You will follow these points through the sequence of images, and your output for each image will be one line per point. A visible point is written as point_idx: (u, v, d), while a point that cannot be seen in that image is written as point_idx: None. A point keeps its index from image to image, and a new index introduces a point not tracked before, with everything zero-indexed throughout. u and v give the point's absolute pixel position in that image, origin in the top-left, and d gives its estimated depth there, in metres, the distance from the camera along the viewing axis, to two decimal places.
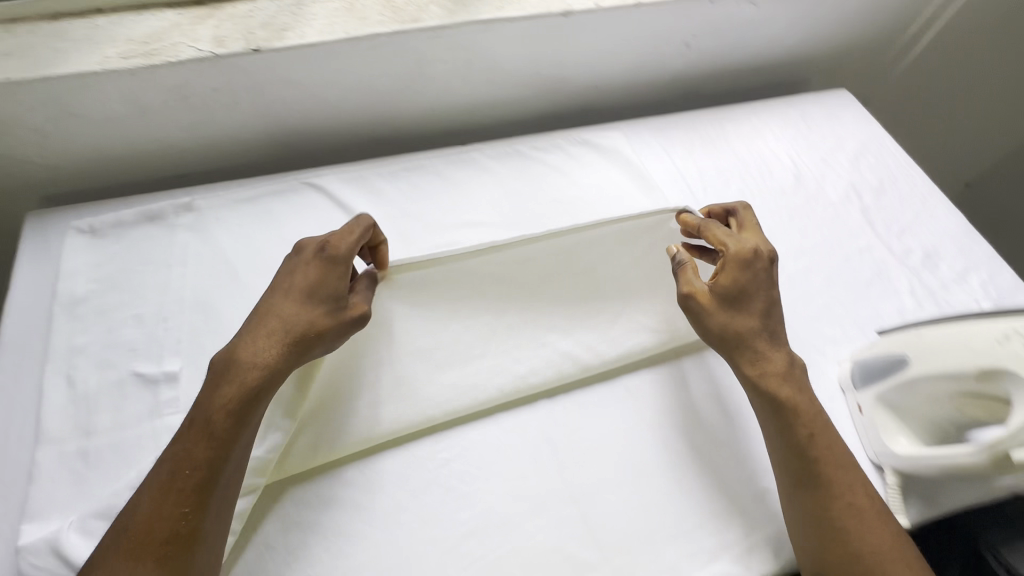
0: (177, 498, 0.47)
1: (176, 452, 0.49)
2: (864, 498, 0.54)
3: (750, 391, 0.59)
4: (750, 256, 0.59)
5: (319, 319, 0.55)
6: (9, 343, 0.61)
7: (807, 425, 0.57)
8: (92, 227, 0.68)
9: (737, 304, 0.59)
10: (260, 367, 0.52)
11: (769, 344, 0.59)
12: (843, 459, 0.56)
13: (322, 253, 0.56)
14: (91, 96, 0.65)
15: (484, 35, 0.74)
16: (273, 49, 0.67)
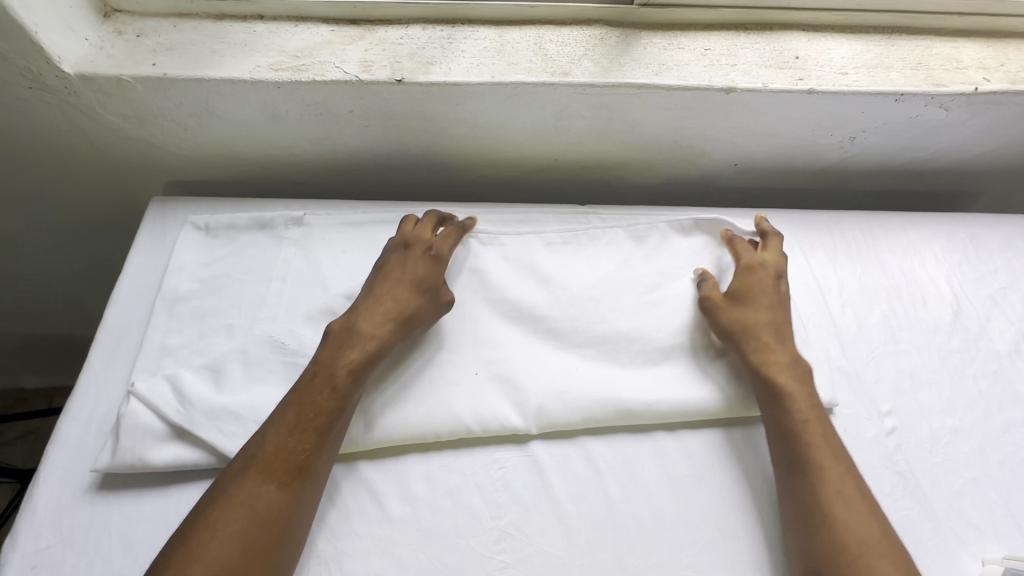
0: (302, 436, 0.51)
1: (301, 399, 0.53)
2: (854, 490, 0.54)
3: (755, 380, 0.61)
4: (761, 269, 0.68)
5: (426, 303, 0.62)
6: (109, 328, 0.62)
7: (804, 414, 0.58)
8: (208, 225, 0.69)
9: (745, 303, 0.66)
10: (378, 339, 0.59)
11: (777, 341, 0.63)
12: (836, 449, 0.56)
13: (430, 251, 0.65)
14: (235, 101, 0.65)
15: (633, 99, 0.69)
16: (416, 83, 0.64)
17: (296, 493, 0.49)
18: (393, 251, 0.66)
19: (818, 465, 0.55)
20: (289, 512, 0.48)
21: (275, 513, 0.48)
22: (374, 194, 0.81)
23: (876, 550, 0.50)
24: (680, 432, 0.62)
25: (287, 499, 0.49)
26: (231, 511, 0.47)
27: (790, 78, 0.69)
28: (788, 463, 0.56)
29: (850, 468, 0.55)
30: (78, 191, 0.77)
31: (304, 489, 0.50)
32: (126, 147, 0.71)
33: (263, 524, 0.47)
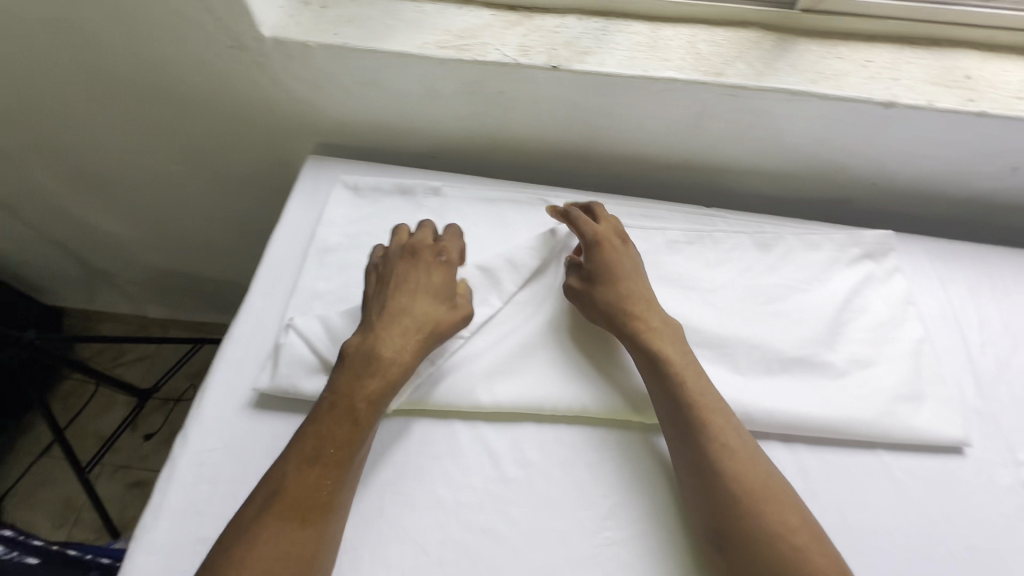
0: (323, 472, 0.50)
1: (317, 435, 0.52)
2: (739, 438, 0.54)
3: (634, 351, 0.60)
4: (597, 241, 0.66)
5: (443, 318, 0.60)
6: (269, 267, 0.69)
7: (680, 373, 0.57)
8: (357, 186, 0.74)
9: (607, 280, 0.64)
10: (399, 362, 0.56)
11: (644, 311, 0.62)
12: (713, 399, 0.56)
13: (440, 257, 0.64)
14: (398, 73, 0.70)
15: (785, 105, 0.68)
16: (571, 70, 0.67)
17: (320, 528, 0.49)
18: (398, 262, 0.63)
19: (706, 421, 0.54)
20: (317, 546, 0.48)
21: (303, 550, 0.47)
22: (501, 175, 0.85)
23: (765, 497, 0.50)
24: (794, 445, 0.61)
25: (313, 536, 0.48)
26: (252, 554, 0.45)
27: (958, 98, 0.66)
28: (676, 422, 0.55)
29: (728, 418, 0.55)
30: (241, 145, 0.86)
31: (328, 521, 0.49)
32: (291, 108, 0.78)
33: (290, 562, 0.46)
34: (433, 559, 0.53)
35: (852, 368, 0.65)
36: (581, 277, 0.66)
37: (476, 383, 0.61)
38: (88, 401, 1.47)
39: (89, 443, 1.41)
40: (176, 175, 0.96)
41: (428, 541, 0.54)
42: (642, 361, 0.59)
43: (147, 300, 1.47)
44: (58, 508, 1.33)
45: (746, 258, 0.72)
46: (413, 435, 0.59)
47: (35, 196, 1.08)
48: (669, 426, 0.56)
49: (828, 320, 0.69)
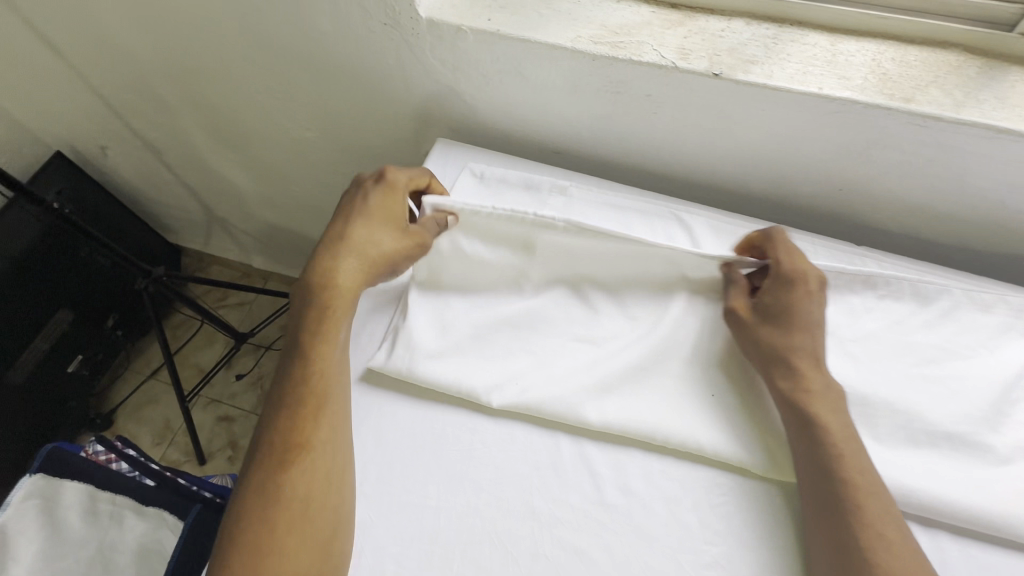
0: (296, 412, 0.53)
1: (286, 383, 0.55)
2: (892, 525, 0.49)
3: (784, 409, 0.57)
4: (792, 279, 0.60)
5: (390, 245, 0.62)
6: None
7: (835, 444, 0.53)
8: (483, 175, 0.73)
9: (782, 322, 0.59)
10: (342, 287, 0.58)
11: (813, 365, 0.57)
12: (870, 476, 0.51)
13: (381, 180, 0.65)
14: (545, 65, 0.68)
15: (983, 143, 0.58)
16: (733, 80, 0.61)
17: (306, 468, 0.51)
18: (352, 199, 0.64)
19: (855, 502, 0.50)
20: (303, 485, 0.50)
21: (288, 491, 0.50)
22: (626, 180, 0.81)
23: None
24: (933, 531, 0.54)
25: (301, 476, 0.51)
26: (245, 503, 0.50)
27: None
28: (816, 495, 0.52)
29: (882, 499, 0.50)
30: (371, 118, 0.88)
31: (316, 460, 0.51)
32: (428, 90, 0.78)
33: (284, 505, 0.49)
34: (523, 571, 0.51)
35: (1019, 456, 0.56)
36: (753, 308, 0.62)
37: (585, 398, 0.59)
38: (193, 335, 1.60)
39: (190, 372, 1.55)
40: (306, 141, 1.00)
41: (520, 550, 0.52)
42: (793, 416, 0.55)
43: (255, 251, 1.57)
44: (158, 427, 1.47)
45: (901, 310, 0.64)
46: (515, 438, 0.58)
47: (180, 144, 1.18)
48: (808, 497, 0.52)
49: (994, 395, 0.59)
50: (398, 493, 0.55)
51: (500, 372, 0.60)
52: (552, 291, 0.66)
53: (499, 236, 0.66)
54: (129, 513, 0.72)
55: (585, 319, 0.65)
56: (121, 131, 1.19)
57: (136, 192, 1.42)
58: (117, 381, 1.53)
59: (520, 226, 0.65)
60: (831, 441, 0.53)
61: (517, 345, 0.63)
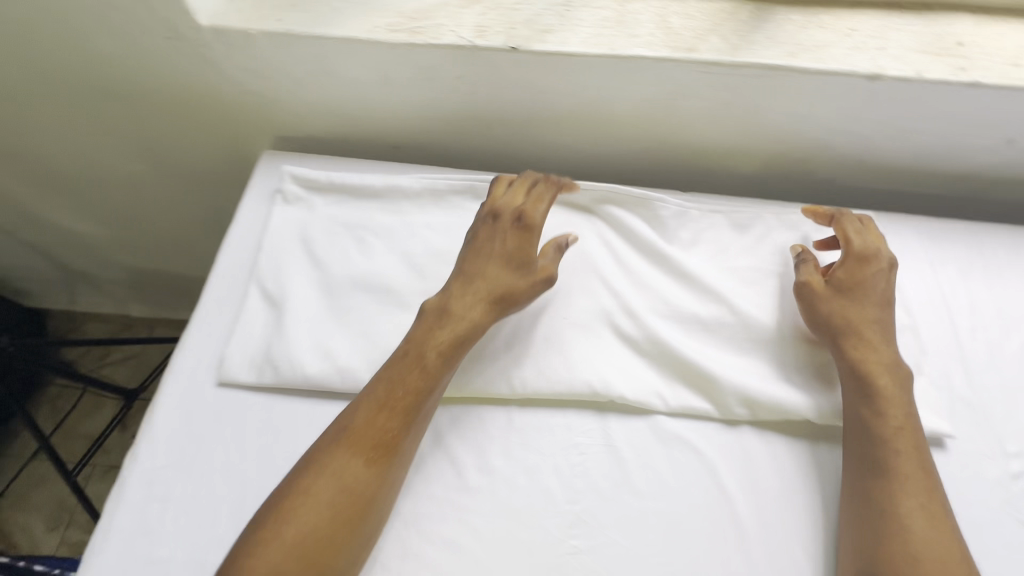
0: (375, 463, 0.51)
1: (368, 430, 0.52)
2: (933, 501, 0.51)
3: (847, 377, 0.58)
4: (869, 255, 0.62)
5: (519, 282, 0.60)
6: (221, 271, 0.66)
7: (894, 415, 0.55)
8: (309, 177, 0.70)
9: (851, 296, 0.60)
10: (471, 321, 0.58)
11: (883, 339, 0.59)
12: (925, 458, 0.54)
13: (519, 221, 0.62)
14: (350, 61, 0.66)
15: (762, 82, 0.63)
16: (531, 52, 0.62)
17: (355, 523, 0.49)
18: (483, 231, 0.63)
19: (906, 473, 0.52)
20: (343, 538, 0.48)
21: (327, 535, 0.47)
22: (469, 164, 0.81)
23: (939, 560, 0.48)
24: (770, 440, 0.58)
25: (341, 528, 0.48)
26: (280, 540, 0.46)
27: (950, 67, 0.61)
28: (864, 454, 0.54)
29: (934, 481, 0.53)
30: (195, 139, 0.82)
31: (357, 512, 0.49)
32: (244, 101, 0.74)
33: (317, 555, 0.47)
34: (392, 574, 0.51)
35: None
36: (825, 283, 0.62)
37: None
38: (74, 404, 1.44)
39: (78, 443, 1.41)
40: (139, 177, 0.92)
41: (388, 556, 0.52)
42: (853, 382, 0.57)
43: (128, 300, 1.44)
44: (52, 510, 1.33)
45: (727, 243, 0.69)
46: None
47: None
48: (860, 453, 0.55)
49: None
50: None
51: (349, 354, 0.60)
52: (400, 249, 0.67)
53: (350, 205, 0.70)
54: None
55: (434, 270, 0.66)
56: None
57: None
58: None
59: (369, 196, 0.70)
60: (894, 419, 0.55)
61: (374, 309, 0.63)
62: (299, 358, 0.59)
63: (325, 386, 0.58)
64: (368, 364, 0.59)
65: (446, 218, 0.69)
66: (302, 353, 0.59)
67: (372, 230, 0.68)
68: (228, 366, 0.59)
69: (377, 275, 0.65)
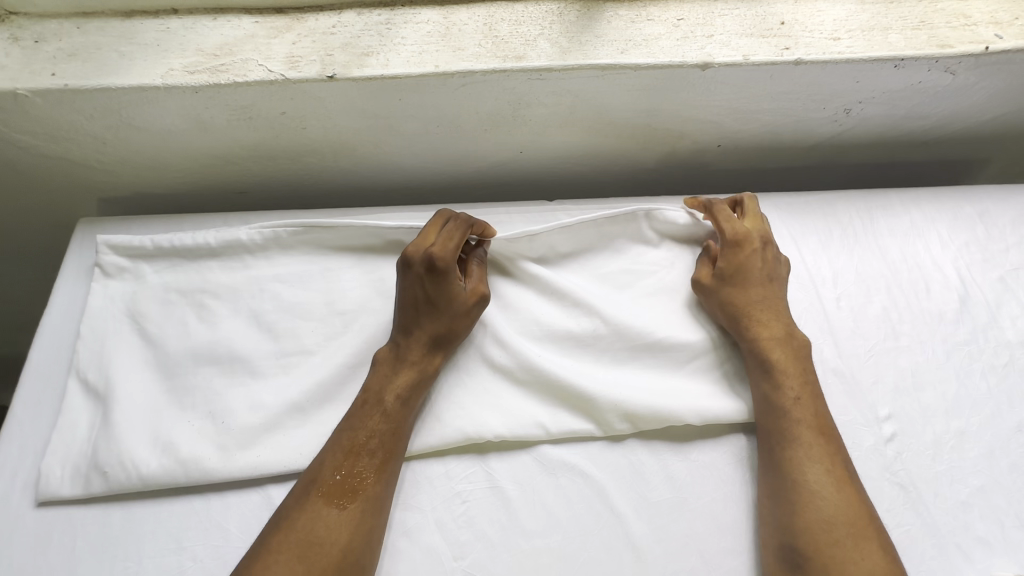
0: (328, 546, 0.46)
1: (315, 509, 0.48)
2: (836, 466, 0.52)
3: (748, 354, 0.58)
4: (744, 238, 0.62)
5: (453, 319, 0.57)
6: (35, 369, 0.57)
7: (790, 386, 0.55)
8: (129, 244, 0.62)
9: (735, 284, 0.61)
10: (420, 366, 0.55)
11: (771, 316, 0.59)
12: (826, 424, 0.54)
13: (431, 263, 0.57)
14: (151, 110, 0.59)
15: (598, 82, 0.61)
16: (350, 78, 0.57)
17: None
18: (400, 286, 0.58)
19: (808, 440, 0.53)
20: None
21: None
22: (329, 199, 0.75)
23: (849, 524, 0.49)
24: (657, 448, 0.57)
25: None
26: None
27: (774, 48, 0.62)
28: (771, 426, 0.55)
29: (836, 447, 0.53)
30: (3, 213, 0.72)
31: None
32: (44, 165, 0.65)
33: None
34: None
35: (714, 348, 0.61)
36: (711, 275, 0.62)
37: (292, 446, 0.54)
38: None
39: None
40: None
41: None
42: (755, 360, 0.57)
43: None
44: None
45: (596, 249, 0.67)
46: (230, 534, 0.51)
47: None
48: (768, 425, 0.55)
49: (688, 299, 0.64)
50: None
51: (193, 442, 0.53)
52: (245, 308, 0.61)
53: (183, 267, 0.62)
54: None
55: (286, 327, 0.60)
56: None
57: None
58: None
59: (204, 252, 0.63)
60: (793, 390, 0.55)
61: (220, 385, 0.57)
62: (132, 455, 0.52)
63: (167, 485, 0.51)
64: (216, 450, 0.53)
65: (296, 265, 0.63)
66: (134, 449, 0.52)
67: (211, 292, 0.61)
68: (46, 482, 0.51)
69: (221, 343, 0.58)
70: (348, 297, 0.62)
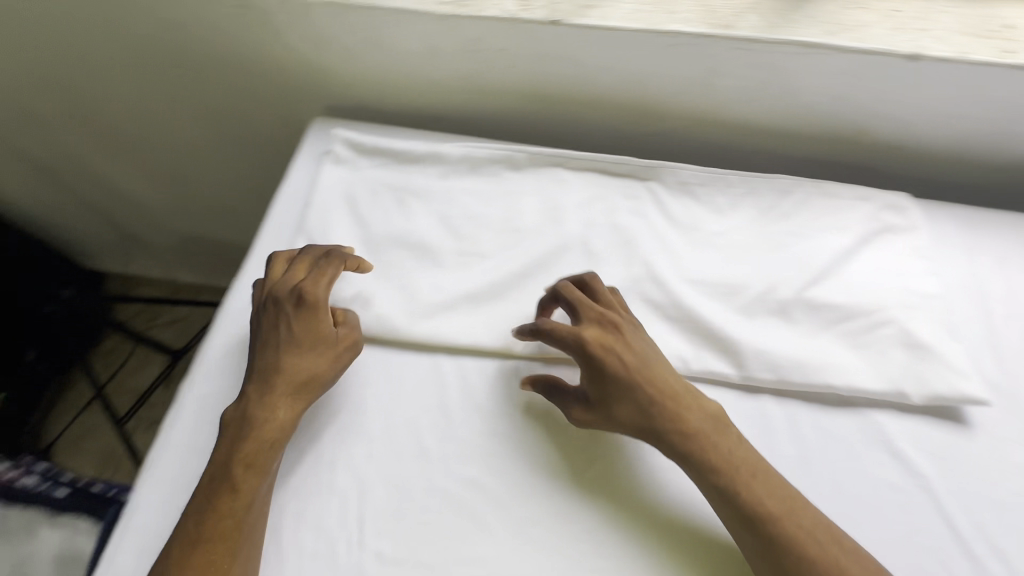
0: (223, 535, 0.49)
1: (207, 503, 0.51)
2: (808, 532, 0.49)
3: (667, 450, 0.54)
4: (603, 346, 0.55)
5: (320, 371, 0.57)
6: (273, 222, 0.71)
7: (720, 465, 0.52)
8: (355, 141, 0.74)
9: (611, 408, 0.55)
10: (284, 416, 0.55)
11: (637, 406, 0.54)
12: (778, 507, 0.50)
13: (301, 300, 0.58)
14: (399, 32, 0.70)
15: (798, 60, 0.64)
16: (571, 25, 0.65)
17: None
18: (263, 331, 0.58)
19: (769, 535, 0.49)
20: None
21: None
22: (509, 136, 0.84)
23: None
24: (789, 407, 0.60)
25: None
26: None
27: (995, 49, 0.61)
28: (730, 524, 0.51)
29: (798, 512, 0.50)
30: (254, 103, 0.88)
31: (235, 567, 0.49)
32: (299, 67, 0.79)
33: None
34: (416, 504, 0.55)
35: (864, 332, 0.62)
36: (580, 401, 0.57)
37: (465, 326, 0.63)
38: (125, 360, 1.47)
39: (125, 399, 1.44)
40: (201, 139, 1.00)
41: (416, 489, 0.56)
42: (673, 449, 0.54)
43: (177, 269, 1.49)
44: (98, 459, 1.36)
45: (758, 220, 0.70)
46: (407, 382, 0.61)
47: (73, 161, 1.14)
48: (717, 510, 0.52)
49: (846, 282, 0.65)
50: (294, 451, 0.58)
51: (388, 305, 0.64)
52: (438, 209, 0.71)
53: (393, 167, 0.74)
54: (42, 526, 0.71)
55: (469, 230, 0.69)
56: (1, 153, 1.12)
57: None
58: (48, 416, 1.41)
59: (412, 158, 0.73)
60: (717, 469, 0.52)
61: (230, 348, 0.64)
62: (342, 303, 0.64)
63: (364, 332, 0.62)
64: (404, 314, 0.63)
65: (482, 183, 0.72)
66: (342, 298, 0.64)
67: (411, 190, 0.72)
68: None
69: (415, 232, 0.69)
70: (524, 216, 0.70)
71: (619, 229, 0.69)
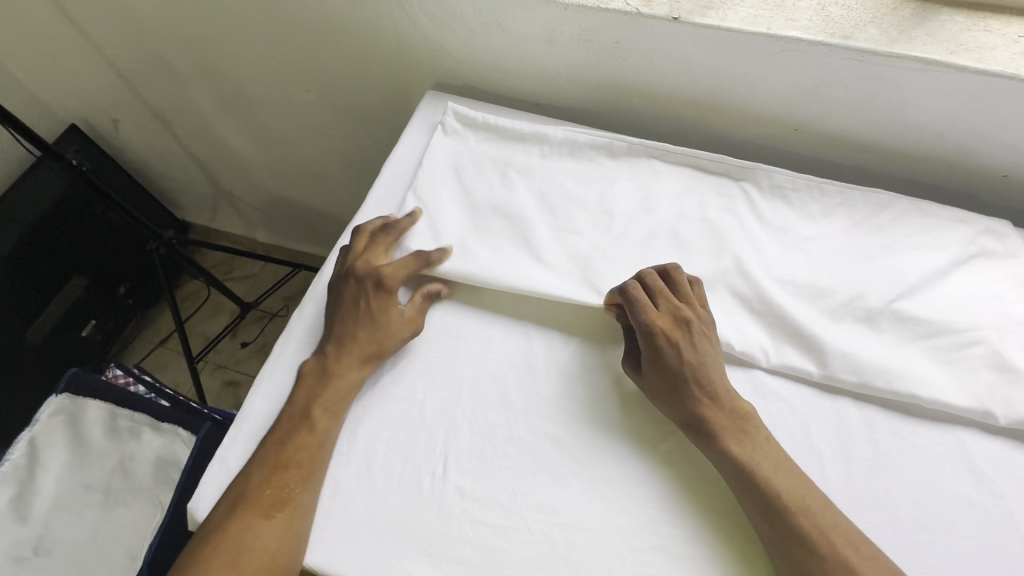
0: (287, 461, 0.56)
1: (279, 432, 0.57)
2: (829, 532, 0.50)
3: (698, 440, 0.57)
4: (661, 340, 0.59)
5: (385, 343, 0.63)
6: (384, 181, 0.77)
7: (746, 460, 0.54)
8: (466, 115, 0.79)
9: (663, 397, 0.59)
10: (353, 374, 0.61)
11: (677, 394, 0.58)
12: (800, 499, 0.52)
13: (380, 283, 0.65)
14: (522, 17, 0.74)
15: (914, 76, 0.65)
16: (691, 23, 0.67)
17: (284, 522, 0.53)
18: (347, 295, 0.65)
19: (794, 525, 0.51)
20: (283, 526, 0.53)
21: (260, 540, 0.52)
22: (605, 127, 0.88)
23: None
24: (867, 411, 0.61)
25: (275, 528, 0.52)
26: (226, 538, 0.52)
27: None
28: (755, 521, 0.53)
29: (821, 515, 0.51)
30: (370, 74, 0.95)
31: (296, 490, 0.55)
32: (420, 43, 0.85)
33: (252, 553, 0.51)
34: (498, 450, 0.59)
35: (953, 349, 0.62)
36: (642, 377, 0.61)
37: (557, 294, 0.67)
38: (201, 305, 1.60)
39: (197, 341, 1.54)
40: (311, 103, 1.08)
41: (499, 436, 0.59)
42: (705, 447, 0.56)
43: (259, 226, 1.59)
44: None
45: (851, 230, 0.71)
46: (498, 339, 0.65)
47: (189, 115, 1.24)
48: (746, 508, 0.54)
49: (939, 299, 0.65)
50: (389, 387, 0.62)
51: (485, 266, 0.68)
52: (537, 185, 0.75)
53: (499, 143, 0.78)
54: (146, 430, 0.80)
55: (565, 208, 0.73)
56: (130, 101, 1.24)
57: (144, 167, 1.46)
58: (130, 347, 1.53)
59: (517, 136, 0.78)
60: (733, 462, 0.54)
61: None
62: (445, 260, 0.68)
63: None
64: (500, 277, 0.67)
65: (581, 165, 0.76)
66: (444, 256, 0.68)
67: (514, 166, 0.76)
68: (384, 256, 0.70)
69: (515, 204, 0.73)
70: (619, 201, 0.73)
71: (711, 222, 0.71)
